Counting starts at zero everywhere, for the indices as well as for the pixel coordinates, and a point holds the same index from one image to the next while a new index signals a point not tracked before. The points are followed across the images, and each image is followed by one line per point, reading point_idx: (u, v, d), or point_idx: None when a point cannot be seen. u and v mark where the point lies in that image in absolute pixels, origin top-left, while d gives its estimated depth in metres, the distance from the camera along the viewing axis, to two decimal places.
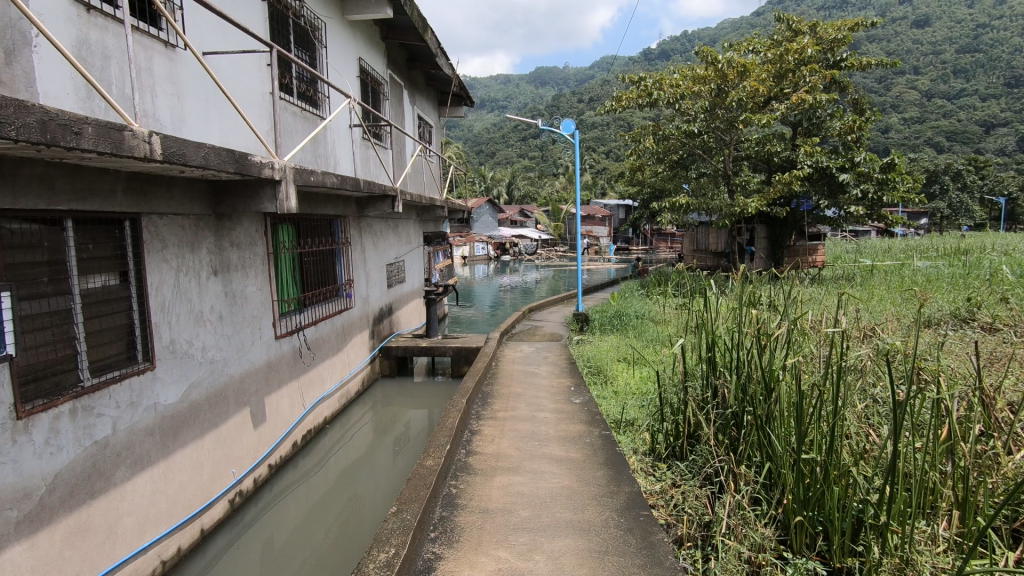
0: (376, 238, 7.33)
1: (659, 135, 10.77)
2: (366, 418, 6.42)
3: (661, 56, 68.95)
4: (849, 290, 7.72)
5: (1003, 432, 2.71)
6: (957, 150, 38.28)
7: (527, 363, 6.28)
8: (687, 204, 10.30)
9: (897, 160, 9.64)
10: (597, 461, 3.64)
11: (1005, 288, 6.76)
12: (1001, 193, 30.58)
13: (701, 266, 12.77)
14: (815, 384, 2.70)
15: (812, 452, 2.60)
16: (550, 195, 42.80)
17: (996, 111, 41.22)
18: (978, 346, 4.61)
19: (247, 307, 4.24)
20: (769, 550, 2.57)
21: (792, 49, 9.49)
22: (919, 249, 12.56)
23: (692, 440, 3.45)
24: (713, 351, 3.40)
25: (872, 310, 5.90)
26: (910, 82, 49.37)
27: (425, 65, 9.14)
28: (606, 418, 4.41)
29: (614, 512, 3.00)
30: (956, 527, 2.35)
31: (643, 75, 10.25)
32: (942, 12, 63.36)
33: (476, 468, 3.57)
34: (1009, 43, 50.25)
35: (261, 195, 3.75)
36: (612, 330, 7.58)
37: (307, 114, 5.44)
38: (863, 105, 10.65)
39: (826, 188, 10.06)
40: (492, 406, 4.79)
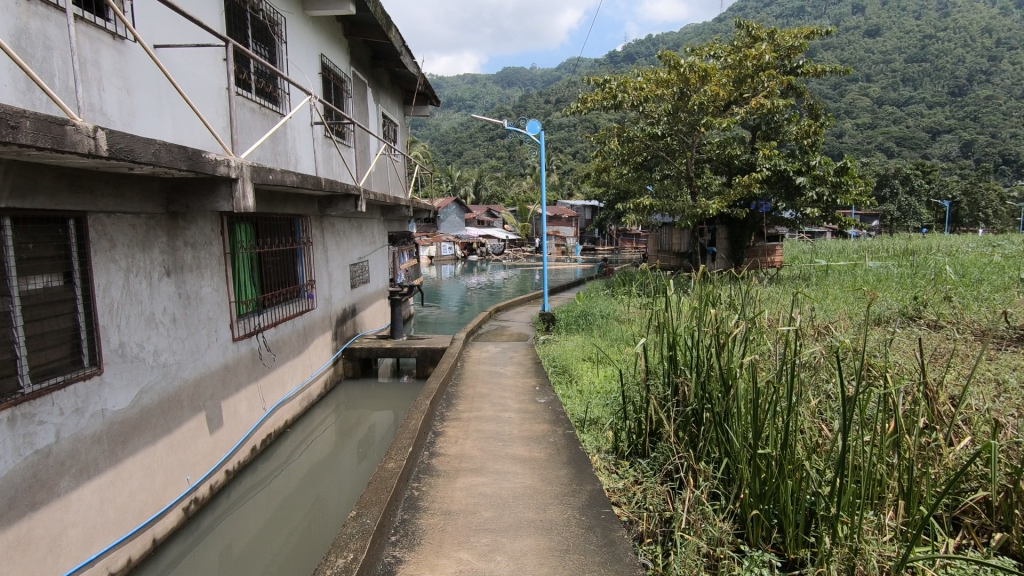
0: (339, 238, 7.22)
1: (624, 137, 10.92)
2: (329, 420, 6.32)
3: (627, 60, 69.95)
4: (805, 289, 7.98)
5: (945, 424, 2.82)
6: (905, 155, 40.13)
7: (492, 363, 6.28)
8: (651, 205, 10.48)
9: (850, 164, 10.03)
10: (559, 460, 3.67)
11: (948, 287, 7.09)
12: (946, 197, 32.30)
13: (665, 266, 13.01)
14: (771, 381, 2.78)
15: (768, 447, 2.68)
16: (518, 194, 42.90)
17: (942, 118, 43.33)
18: (923, 343, 4.83)
19: (202, 308, 4.12)
20: (727, 543, 2.61)
21: (751, 54, 9.79)
22: (871, 250, 13.09)
23: (653, 437, 3.51)
24: (674, 350, 3.45)
25: (826, 310, 6.12)
26: (862, 89, 51.44)
27: (390, 63, 9.04)
28: (570, 417, 4.43)
29: (575, 510, 3.02)
30: (902, 517, 2.43)
31: (608, 77, 10.41)
32: (892, 23, 66.15)
33: (439, 469, 3.55)
34: (952, 54, 52.95)
35: (217, 193, 3.64)
36: (577, 329, 7.64)
37: (266, 111, 5.32)
38: (818, 110, 11.01)
39: (784, 190, 10.34)
40: (457, 407, 4.77)
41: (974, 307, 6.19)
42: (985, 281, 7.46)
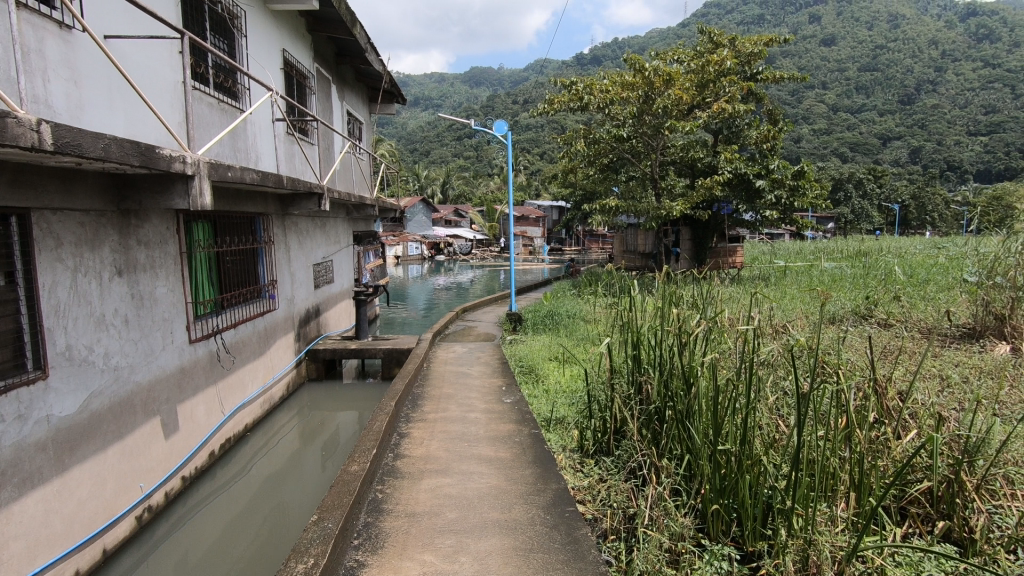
0: (301, 237, 7.07)
1: (590, 138, 11.03)
2: (291, 423, 6.19)
3: (594, 62, 70.65)
4: (764, 290, 8.22)
5: (893, 418, 2.95)
6: (858, 160, 41.74)
7: (459, 363, 6.26)
8: (616, 206, 10.62)
9: (806, 168, 10.36)
10: (525, 459, 3.68)
11: (897, 288, 7.41)
12: (896, 201, 33.73)
13: (631, 267, 13.23)
14: (730, 379, 2.85)
15: (727, 443, 2.75)
16: (485, 194, 42.85)
17: (893, 125, 45.26)
18: (873, 341, 5.04)
19: (157, 309, 3.98)
20: (688, 538, 2.66)
21: (713, 60, 10.02)
22: (826, 251, 13.60)
23: (618, 435, 3.56)
24: (638, 349, 3.50)
25: (783, 309, 6.33)
26: (819, 96, 53.24)
27: (355, 60, 8.91)
28: (536, 416, 4.45)
29: (540, 509, 3.04)
30: (853, 508, 2.53)
31: (575, 79, 10.65)
32: (847, 33, 68.72)
33: (403, 471, 3.51)
34: (902, 64, 55.35)
35: (173, 189, 3.52)
36: (544, 329, 7.68)
37: (225, 106, 5.18)
38: (776, 115, 11.33)
39: (744, 193, 10.62)
40: (422, 408, 4.74)
41: (920, 306, 6.48)
42: (931, 281, 7.82)
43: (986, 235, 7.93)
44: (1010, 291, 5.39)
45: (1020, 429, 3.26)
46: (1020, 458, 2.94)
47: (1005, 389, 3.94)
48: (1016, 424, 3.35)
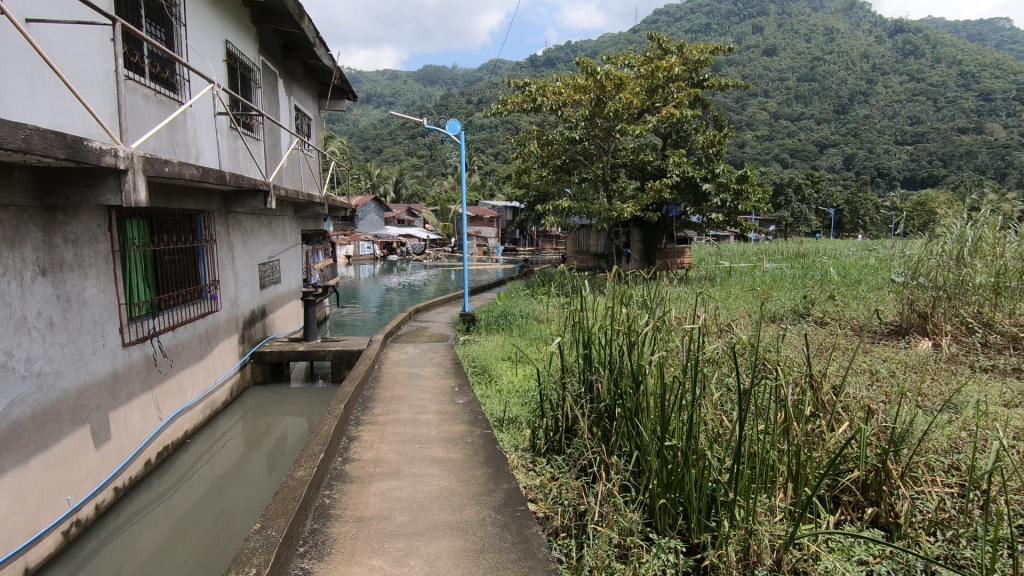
0: (246, 235, 6.82)
1: (543, 140, 11.14)
2: (235, 429, 5.96)
3: (548, 65, 71.29)
4: (710, 289, 8.51)
5: (828, 410, 3.10)
6: (798, 166, 43.78)
7: (411, 364, 6.18)
8: (569, 207, 10.75)
9: (749, 173, 10.77)
10: (476, 460, 3.67)
11: (833, 287, 7.81)
12: (832, 205, 35.59)
13: (583, 267, 13.42)
14: (677, 377, 2.93)
15: (674, 439, 2.82)
16: (439, 194, 42.54)
17: (829, 133, 47.72)
18: (810, 339, 5.30)
19: (86, 311, 3.76)
20: (636, 533, 2.72)
21: (661, 66, 10.28)
22: (768, 253, 14.21)
23: (569, 434, 3.60)
24: (589, 348, 3.55)
25: (727, 308, 6.57)
26: (761, 103, 55.55)
27: (304, 53, 8.66)
28: (489, 416, 4.45)
29: (491, 510, 3.04)
30: (790, 498, 2.64)
31: (528, 81, 10.72)
32: (787, 44, 71.94)
33: (352, 475, 3.44)
34: (837, 76, 58.43)
35: (103, 184, 3.35)
36: (498, 329, 7.70)
37: (162, 98, 4.94)
38: (722, 121, 11.73)
39: (692, 196, 10.95)
40: (373, 410, 4.65)
41: (853, 305, 6.87)
42: (862, 281, 8.30)
43: (911, 238, 8.47)
44: (932, 290, 5.78)
45: (940, 419, 3.50)
46: (939, 446, 3.15)
47: (927, 383, 4.21)
48: (936, 415, 3.59)
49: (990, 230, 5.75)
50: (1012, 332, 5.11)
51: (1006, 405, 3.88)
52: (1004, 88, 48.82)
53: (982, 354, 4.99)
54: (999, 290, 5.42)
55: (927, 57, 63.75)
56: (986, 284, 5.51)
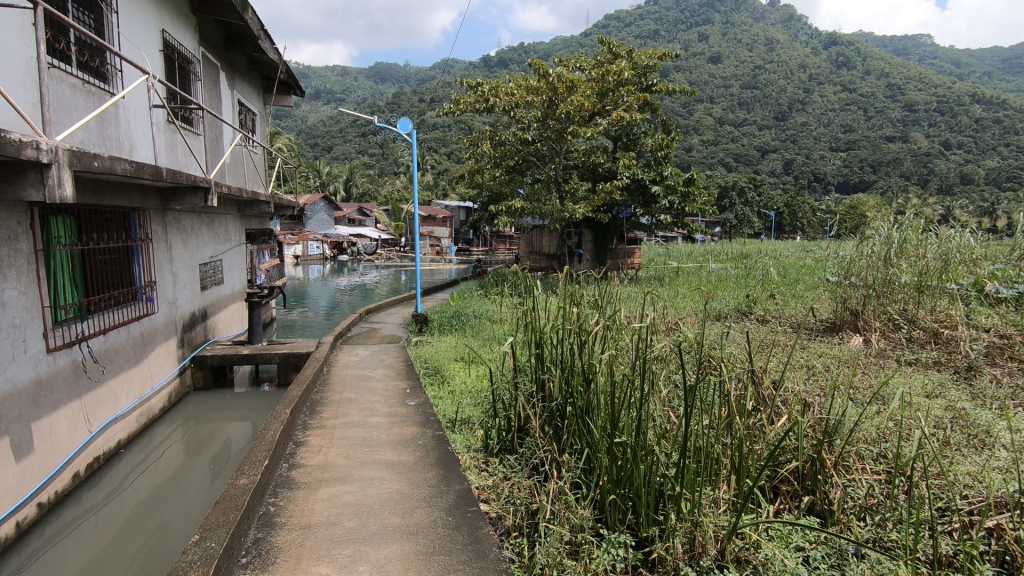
0: (185, 234, 6.52)
1: (496, 140, 11.16)
2: (173, 437, 5.69)
3: (501, 65, 71.43)
4: (659, 289, 8.72)
5: (768, 404, 3.23)
6: (741, 170, 45.55)
7: (362, 366, 6.07)
8: (522, 208, 10.81)
9: (695, 176, 11.11)
10: (427, 462, 3.64)
11: (773, 287, 8.16)
12: (772, 208, 37.24)
13: (536, 268, 13.52)
14: (626, 375, 2.99)
15: (623, 436, 2.88)
16: (390, 194, 41.91)
17: (769, 139, 49.86)
18: (751, 335, 5.53)
19: (5, 315, 3.51)
20: (587, 529, 2.76)
21: (612, 70, 10.49)
22: (713, 253, 14.73)
23: (521, 433, 3.61)
24: (541, 347, 3.57)
25: (674, 307, 6.76)
26: (707, 109, 57.46)
27: (247, 46, 8.34)
28: (441, 418, 4.42)
29: (442, 512, 3.02)
30: (733, 489, 2.74)
31: (480, 81, 10.73)
32: (730, 52, 74.74)
33: (299, 482, 3.34)
34: (777, 84, 61.14)
35: (23, 179, 3.13)
36: (451, 329, 7.67)
37: (91, 88, 4.67)
38: (670, 125, 12.06)
39: (641, 198, 11.22)
40: (321, 414, 4.54)
41: (791, 304, 7.19)
42: (800, 280, 8.73)
43: (844, 240, 8.97)
44: (862, 289, 6.13)
45: (869, 411, 3.71)
46: (869, 436, 3.35)
47: (858, 376, 4.46)
48: (866, 407, 3.80)
49: (914, 233, 6.15)
50: (933, 327, 5.48)
51: (928, 396, 4.16)
52: (926, 100, 52.32)
53: (907, 348, 5.33)
54: (921, 288, 5.81)
55: (858, 69, 67.59)
56: (910, 283, 5.89)
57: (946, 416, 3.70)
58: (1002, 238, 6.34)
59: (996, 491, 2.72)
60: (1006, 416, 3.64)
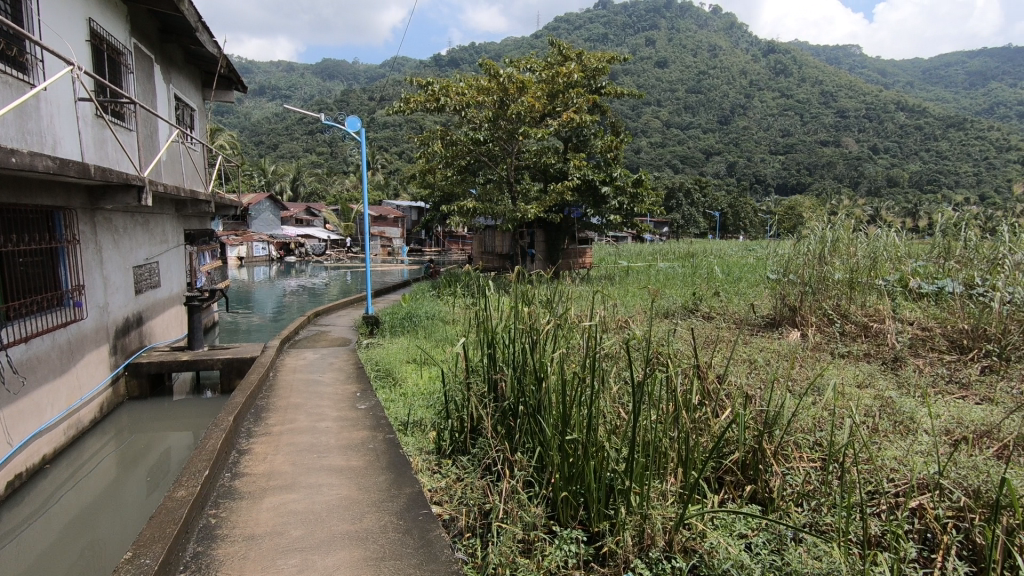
0: (116, 235, 6.17)
1: (447, 140, 11.11)
2: (106, 449, 5.38)
3: (452, 65, 71.13)
4: (609, 287, 8.89)
5: (712, 398, 3.33)
6: (687, 172, 47.00)
7: (310, 370, 5.91)
8: (474, 208, 10.79)
9: (643, 177, 11.37)
10: (378, 466, 3.58)
11: (718, 284, 8.47)
12: (716, 208, 38.61)
13: (489, 268, 13.54)
14: (576, 373, 3.03)
15: (574, 433, 2.91)
16: (340, 194, 40.96)
17: (713, 142, 51.66)
18: (697, 332, 5.72)
19: None
20: (540, 526, 2.78)
21: (561, 72, 10.62)
22: (662, 253, 15.14)
23: (474, 434, 3.60)
24: (493, 347, 3.56)
25: (623, 305, 6.91)
26: (654, 112, 59.01)
27: (184, 38, 7.97)
28: (393, 421, 4.35)
29: (392, 516, 2.98)
30: (680, 482, 2.82)
31: (431, 80, 10.66)
32: (676, 57, 76.99)
33: (242, 492, 3.22)
34: (720, 90, 63.43)
35: None
36: (403, 331, 7.56)
37: (9, 79, 4.35)
38: (618, 127, 12.31)
39: (591, 199, 11.40)
40: (266, 421, 4.39)
41: (735, 301, 7.46)
42: (742, 278, 9.07)
43: (782, 239, 9.39)
44: (800, 285, 6.43)
45: (806, 401, 3.90)
46: (806, 425, 3.52)
47: (796, 369, 4.69)
48: (803, 398, 4.00)
49: (845, 232, 6.50)
50: (863, 321, 5.80)
51: (859, 386, 4.41)
52: (856, 107, 55.39)
53: (840, 341, 5.64)
54: (853, 284, 6.16)
55: (795, 76, 70.91)
56: (843, 280, 6.23)
57: (875, 405, 3.93)
58: (923, 238, 6.79)
59: (919, 473, 2.90)
60: (927, 404, 3.90)
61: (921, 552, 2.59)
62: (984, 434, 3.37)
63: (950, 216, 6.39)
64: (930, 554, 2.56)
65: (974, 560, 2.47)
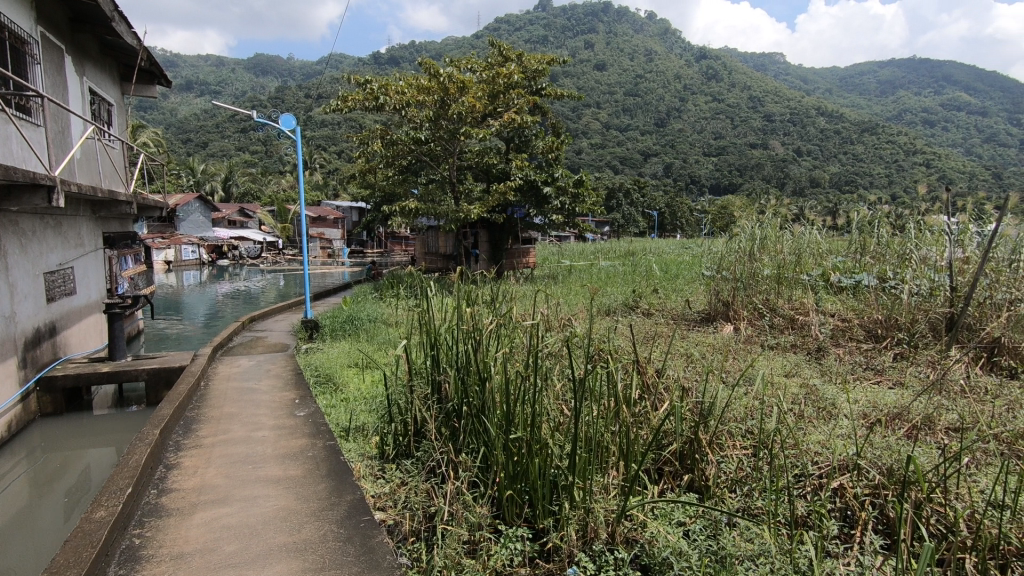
0: (23, 239, 5.70)
1: (387, 139, 10.93)
2: (16, 471, 4.97)
3: (391, 63, 69.99)
4: (552, 287, 9.00)
5: (651, 391, 3.41)
6: (627, 172, 48.25)
7: (245, 378, 5.67)
8: (416, 209, 10.66)
9: (584, 177, 11.57)
10: (318, 474, 3.48)
11: (656, 281, 8.75)
12: (654, 208, 39.83)
13: (432, 268, 13.42)
14: (520, 372, 3.05)
15: (518, 431, 2.93)
16: (276, 194, 39.52)
17: (651, 144, 53.29)
18: (637, 328, 5.88)
19: None
20: (485, 527, 2.77)
21: (502, 72, 10.66)
22: (604, 252, 15.43)
23: (418, 436, 3.55)
24: (436, 348, 3.52)
25: (566, 303, 7.01)
26: (594, 114, 60.23)
27: (99, 28, 7.46)
28: (333, 427, 4.23)
29: (333, 524, 2.90)
30: (622, 475, 2.88)
31: (369, 78, 10.45)
32: (614, 60, 78.86)
33: (169, 508, 3.05)
34: (656, 93, 65.46)
35: None
36: (344, 335, 7.37)
37: None
38: (559, 129, 12.47)
39: (534, 199, 11.49)
40: (197, 433, 4.18)
41: (672, 298, 7.74)
42: (680, 275, 9.40)
43: (716, 237, 9.80)
44: (732, 282, 6.74)
45: (738, 392, 4.09)
46: (738, 415, 3.69)
47: (729, 361, 4.91)
48: (735, 389, 4.19)
49: (772, 231, 6.86)
50: (790, 314, 6.13)
51: (786, 375, 4.68)
52: (782, 111, 58.54)
53: (769, 334, 5.94)
54: (781, 279, 6.51)
55: (726, 81, 74.13)
56: (771, 276, 6.57)
57: (801, 393, 4.16)
58: (842, 235, 7.23)
59: (840, 455, 3.10)
60: (846, 390, 4.17)
61: (843, 528, 2.78)
62: (895, 416, 3.65)
63: (865, 215, 6.86)
64: (849, 530, 2.75)
65: (887, 533, 2.68)
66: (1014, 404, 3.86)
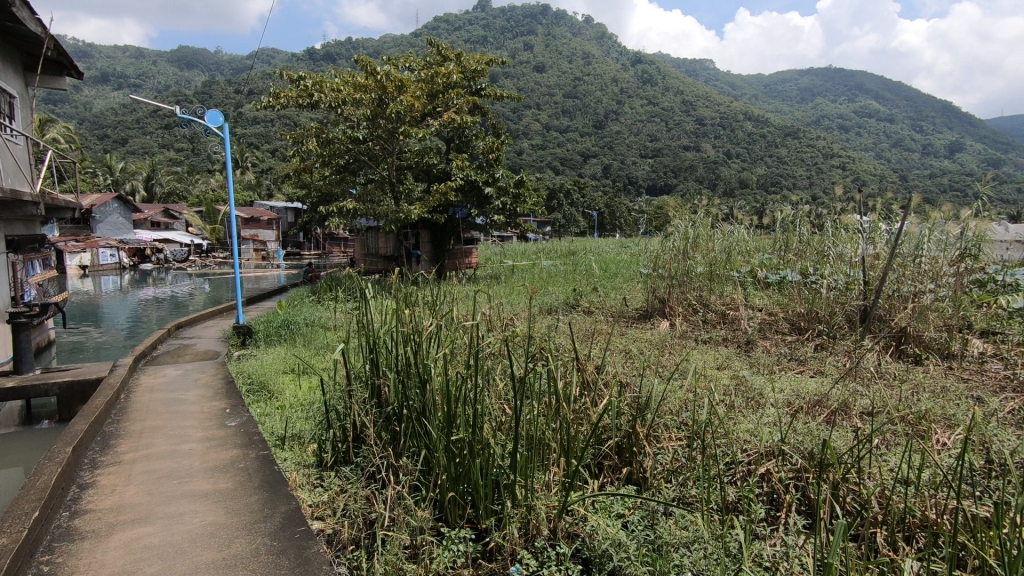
0: None
1: (323, 138, 10.63)
2: None
3: (327, 59, 68.07)
4: (494, 286, 9.02)
5: (590, 388, 3.47)
6: (567, 173, 49.03)
7: (171, 389, 5.36)
8: (354, 209, 10.43)
9: (525, 177, 11.66)
10: (251, 486, 3.34)
11: (596, 280, 8.93)
12: (594, 208, 40.71)
13: (372, 270, 13.14)
14: (460, 372, 3.03)
15: (460, 432, 2.91)
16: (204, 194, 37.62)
17: (590, 146, 54.37)
18: (577, 326, 5.99)
19: None
20: (427, 530, 2.74)
21: (440, 72, 10.59)
22: (545, 252, 15.60)
23: (357, 442, 3.47)
24: (375, 351, 3.45)
25: (507, 303, 7.04)
26: (534, 114, 60.81)
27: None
28: (267, 437, 4.06)
29: (265, 537, 2.79)
30: (562, 471, 2.92)
31: (302, 74, 10.13)
32: (554, 63, 79.93)
33: (84, 531, 2.84)
34: (595, 95, 66.84)
35: None
36: (279, 340, 7.10)
37: None
38: (499, 129, 12.52)
39: (475, 199, 11.47)
40: (116, 448, 3.92)
41: (611, 296, 7.94)
42: (618, 274, 9.63)
43: (652, 235, 10.12)
44: (667, 279, 6.98)
45: (673, 386, 4.23)
46: (673, 408, 3.81)
47: (664, 356, 5.08)
48: (670, 383, 4.33)
49: (704, 230, 7.17)
50: (721, 309, 6.42)
51: (718, 367, 4.89)
52: (713, 115, 61.14)
53: (703, 329, 6.19)
54: (713, 277, 6.79)
55: (660, 85, 76.66)
56: (704, 273, 6.84)
57: (732, 384, 4.36)
58: (768, 234, 7.61)
59: (766, 442, 3.26)
60: (773, 380, 4.41)
61: (770, 510, 2.94)
62: (816, 403, 3.88)
63: (788, 214, 7.26)
64: (775, 512, 2.91)
65: (808, 512, 2.85)
66: (919, 388, 4.20)
